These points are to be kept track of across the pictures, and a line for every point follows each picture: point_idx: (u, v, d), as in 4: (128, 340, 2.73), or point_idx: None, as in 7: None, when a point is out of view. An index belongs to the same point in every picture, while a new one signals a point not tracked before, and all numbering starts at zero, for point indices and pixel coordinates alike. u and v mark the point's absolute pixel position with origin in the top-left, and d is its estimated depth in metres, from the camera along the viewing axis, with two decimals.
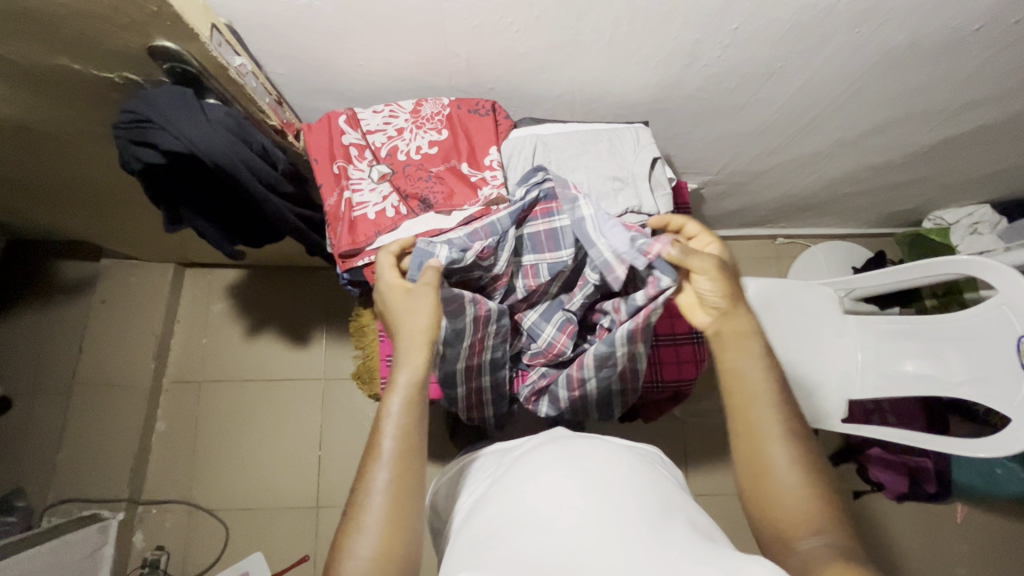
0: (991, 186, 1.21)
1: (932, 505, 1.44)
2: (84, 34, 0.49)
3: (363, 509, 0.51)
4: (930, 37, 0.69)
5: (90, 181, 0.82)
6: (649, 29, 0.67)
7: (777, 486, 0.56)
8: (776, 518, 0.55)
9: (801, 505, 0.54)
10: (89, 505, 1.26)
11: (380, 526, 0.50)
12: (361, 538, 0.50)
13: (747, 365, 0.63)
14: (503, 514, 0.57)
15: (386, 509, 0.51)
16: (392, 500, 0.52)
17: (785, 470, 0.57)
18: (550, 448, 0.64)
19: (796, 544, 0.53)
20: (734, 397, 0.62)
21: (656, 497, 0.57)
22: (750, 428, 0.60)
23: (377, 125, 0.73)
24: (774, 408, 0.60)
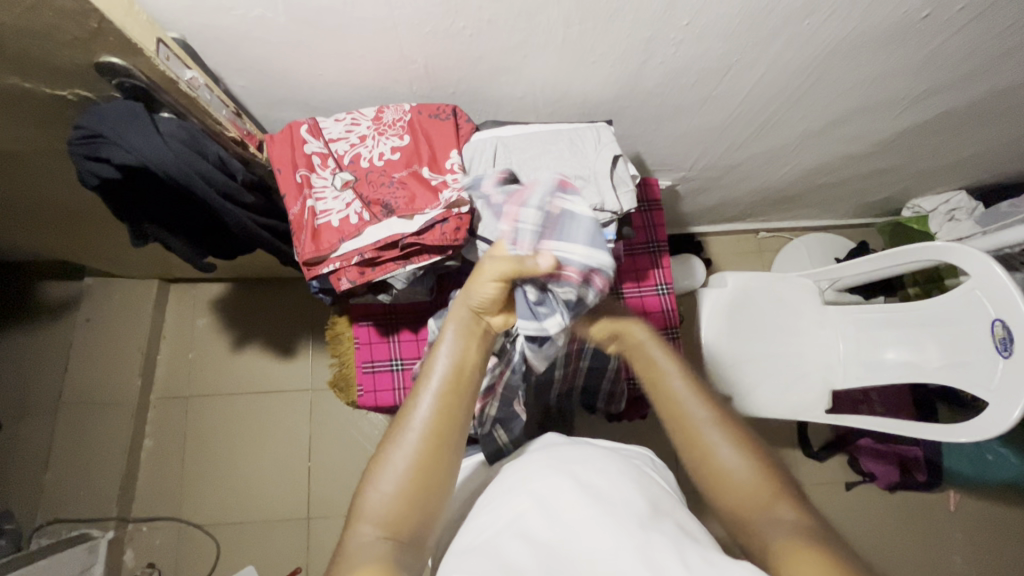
0: (965, 171, 1.22)
1: (924, 494, 1.43)
2: (29, 53, 0.50)
3: (398, 442, 0.54)
4: (878, 26, 0.70)
5: (58, 200, 0.82)
6: (600, 28, 0.67)
7: (728, 470, 0.57)
8: (732, 502, 0.56)
9: (748, 483, 0.56)
10: (79, 525, 1.25)
11: (410, 469, 0.52)
12: (388, 474, 0.52)
13: (668, 371, 0.66)
14: (494, 522, 0.56)
15: (422, 455, 0.53)
16: (426, 444, 0.54)
17: (723, 450, 0.59)
18: (541, 456, 0.65)
19: (754, 521, 0.54)
20: (660, 392, 0.65)
21: (644, 497, 0.59)
22: (678, 424, 0.62)
23: (340, 134, 0.74)
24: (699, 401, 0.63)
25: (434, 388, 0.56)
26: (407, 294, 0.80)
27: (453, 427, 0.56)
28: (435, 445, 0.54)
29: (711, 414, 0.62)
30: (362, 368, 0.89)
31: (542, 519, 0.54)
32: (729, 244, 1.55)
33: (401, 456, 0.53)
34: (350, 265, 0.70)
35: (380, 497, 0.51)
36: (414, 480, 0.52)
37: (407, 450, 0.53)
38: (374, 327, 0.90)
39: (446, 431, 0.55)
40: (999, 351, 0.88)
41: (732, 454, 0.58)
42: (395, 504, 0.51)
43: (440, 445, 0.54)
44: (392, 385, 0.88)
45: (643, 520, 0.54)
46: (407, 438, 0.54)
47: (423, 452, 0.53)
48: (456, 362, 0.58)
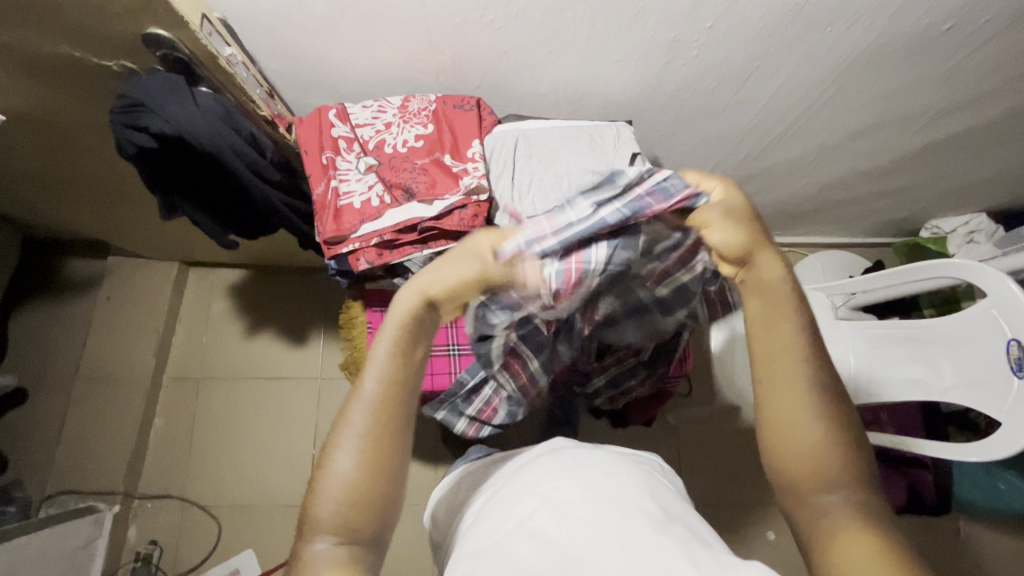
0: (986, 193, 1.21)
1: (933, 521, 1.40)
2: (83, 22, 0.53)
3: (339, 446, 0.51)
4: (900, 38, 0.71)
5: (92, 173, 0.85)
6: (625, 28, 0.69)
7: (803, 437, 0.54)
8: (790, 463, 0.54)
9: (819, 459, 0.53)
10: (85, 498, 1.27)
11: (354, 473, 0.50)
12: (335, 484, 0.50)
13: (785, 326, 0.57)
14: (505, 523, 0.57)
15: (363, 451, 0.50)
16: (367, 444, 0.51)
17: (806, 419, 0.54)
18: (549, 460, 0.66)
19: (813, 498, 0.53)
20: (762, 347, 0.58)
21: (654, 501, 0.59)
22: (769, 374, 0.57)
23: (366, 120, 0.76)
24: (805, 366, 0.56)
25: (376, 378, 0.53)
26: None
27: (396, 422, 0.52)
28: (384, 444, 0.51)
29: (806, 371, 0.56)
30: None
31: (549, 517, 0.55)
32: None
33: (348, 462, 0.50)
34: (369, 246, 0.72)
35: (329, 506, 0.49)
36: (357, 482, 0.50)
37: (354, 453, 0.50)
38: (387, 313, 0.91)
39: (384, 426, 0.52)
40: (1014, 372, 0.87)
41: (812, 415, 0.54)
42: (343, 510, 0.49)
43: (381, 439, 0.51)
44: None
45: (654, 524, 0.54)
46: (347, 439, 0.51)
47: (371, 453, 0.51)
48: (399, 351, 0.54)
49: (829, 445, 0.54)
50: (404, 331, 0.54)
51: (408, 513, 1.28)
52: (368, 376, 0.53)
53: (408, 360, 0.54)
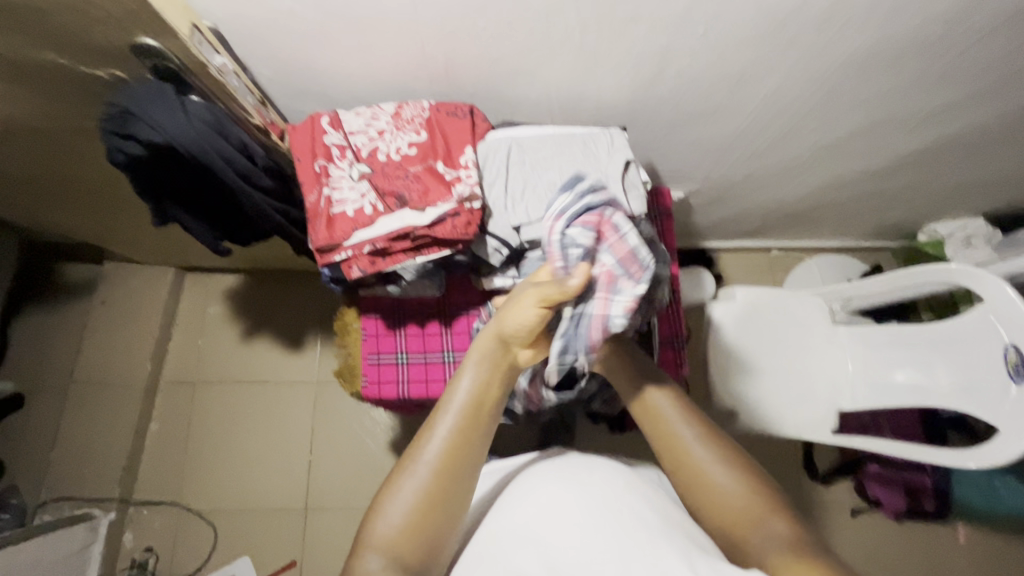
0: (983, 196, 1.21)
1: (932, 525, 1.40)
2: (69, 28, 0.53)
3: (409, 471, 0.52)
4: (894, 41, 0.70)
5: (84, 177, 0.84)
6: (617, 33, 0.69)
7: (715, 485, 0.56)
8: (719, 515, 0.56)
9: (739, 500, 0.55)
10: (82, 504, 1.27)
11: (422, 497, 0.51)
12: (396, 507, 0.51)
13: (656, 396, 0.64)
14: (501, 533, 0.57)
15: (432, 485, 0.52)
16: (438, 477, 0.52)
17: (711, 466, 0.57)
18: (549, 468, 0.65)
19: (747, 540, 0.53)
20: (653, 422, 0.62)
21: (651, 507, 0.59)
22: (657, 432, 0.62)
23: (359, 127, 0.76)
24: (682, 415, 0.62)
25: (454, 421, 0.54)
26: (416, 288, 0.81)
27: (472, 456, 0.54)
28: (454, 473, 0.53)
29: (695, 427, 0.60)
30: (368, 360, 0.90)
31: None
32: (741, 260, 1.54)
33: (416, 489, 0.52)
34: (362, 254, 0.71)
35: (389, 528, 0.50)
36: (420, 511, 0.51)
37: (423, 478, 0.52)
38: (382, 320, 0.91)
39: (458, 464, 0.53)
40: (1011, 377, 0.86)
41: (710, 458, 0.58)
42: (401, 536, 0.50)
43: (450, 477, 0.53)
44: (396, 377, 0.89)
45: (654, 531, 0.54)
46: (418, 468, 0.52)
47: (441, 481, 0.52)
48: (478, 397, 0.55)
49: (742, 484, 0.56)
50: (483, 367, 0.56)
51: None
52: (446, 416, 0.54)
53: (488, 399, 0.56)
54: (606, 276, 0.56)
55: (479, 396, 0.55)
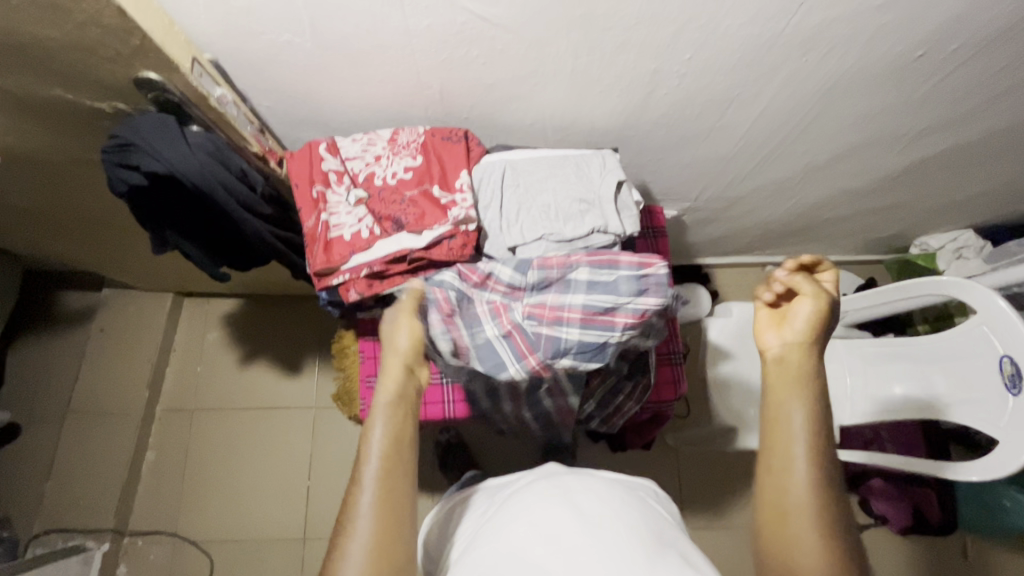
0: (971, 209, 1.23)
1: (938, 541, 1.38)
2: (74, 65, 0.54)
3: (348, 542, 0.52)
4: (875, 64, 0.73)
5: (85, 207, 0.85)
6: (607, 60, 0.71)
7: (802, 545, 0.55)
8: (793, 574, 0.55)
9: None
10: (74, 535, 1.25)
11: (371, 553, 0.51)
12: (349, 570, 0.50)
13: (791, 422, 0.59)
14: (498, 553, 0.56)
15: (374, 546, 0.51)
16: (378, 536, 0.52)
17: (807, 526, 0.56)
18: (542, 483, 0.65)
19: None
20: (774, 444, 0.60)
21: (645, 527, 0.59)
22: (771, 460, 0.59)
23: (356, 153, 0.77)
24: (811, 461, 0.58)
25: (374, 472, 0.54)
26: None
27: (403, 500, 0.54)
28: (393, 518, 0.53)
29: (812, 482, 0.57)
30: (366, 383, 0.89)
31: (545, 550, 0.55)
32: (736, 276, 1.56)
33: (361, 546, 0.51)
34: (359, 277, 0.72)
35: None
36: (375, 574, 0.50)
37: (368, 533, 0.52)
38: (379, 342, 0.91)
39: (390, 515, 0.53)
40: (1008, 389, 0.86)
41: (814, 523, 0.56)
42: None
43: (391, 526, 0.53)
44: None
45: (648, 554, 0.54)
46: (356, 537, 0.52)
47: (383, 530, 0.52)
48: (390, 437, 0.56)
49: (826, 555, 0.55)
50: (389, 407, 0.57)
51: None
52: (367, 468, 0.54)
53: (402, 438, 0.57)
54: (498, 307, 0.73)
55: (393, 440, 0.56)
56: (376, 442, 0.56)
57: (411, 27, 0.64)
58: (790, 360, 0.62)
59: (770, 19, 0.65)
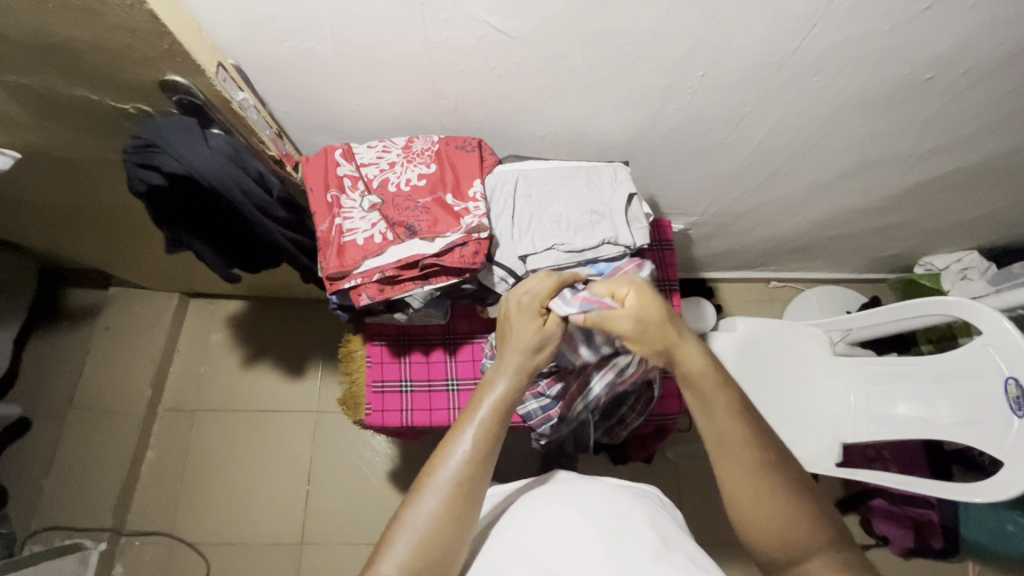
0: (977, 230, 1.23)
1: (942, 562, 1.37)
2: (101, 66, 0.55)
3: (430, 486, 0.54)
4: (884, 84, 0.74)
5: (100, 205, 0.86)
6: (620, 76, 0.72)
7: (774, 508, 0.55)
8: (758, 521, 0.56)
9: (786, 518, 0.55)
10: (72, 534, 1.25)
11: (439, 513, 0.53)
12: (416, 518, 0.53)
13: (713, 396, 0.60)
14: (506, 554, 0.57)
15: (450, 501, 0.54)
16: (454, 495, 0.54)
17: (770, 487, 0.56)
18: (549, 490, 0.65)
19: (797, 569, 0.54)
20: (704, 419, 0.60)
21: (654, 531, 0.58)
22: (710, 432, 0.60)
23: (371, 159, 0.78)
24: (733, 416, 0.59)
25: (474, 436, 0.57)
26: (421, 316, 0.82)
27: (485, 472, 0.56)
28: (471, 488, 0.55)
29: (746, 440, 0.58)
30: (371, 388, 0.90)
31: (550, 549, 0.55)
32: (741, 291, 1.56)
33: (434, 499, 0.54)
34: (371, 282, 0.73)
35: (406, 544, 0.52)
36: (439, 526, 0.53)
37: (441, 493, 0.54)
38: (388, 347, 0.91)
39: (471, 484, 0.55)
40: (1013, 411, 0.86)
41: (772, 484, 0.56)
42: (414, 554, 0.52)
43: (468, 491, 0.55)
44: (400, 406, 0.89)
45: (654, 552, 0.54)
46: (437, 484, 0.54)
47: (457, 495, 0.54)
48: (498, 412, 0.58)
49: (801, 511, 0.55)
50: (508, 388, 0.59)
51: None
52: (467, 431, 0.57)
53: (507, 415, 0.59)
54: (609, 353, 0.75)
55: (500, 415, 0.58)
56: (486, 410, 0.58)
57: (430, 38, 0.66)
58: (697, 371, 0.61)
59: (783, 37, 0.67)
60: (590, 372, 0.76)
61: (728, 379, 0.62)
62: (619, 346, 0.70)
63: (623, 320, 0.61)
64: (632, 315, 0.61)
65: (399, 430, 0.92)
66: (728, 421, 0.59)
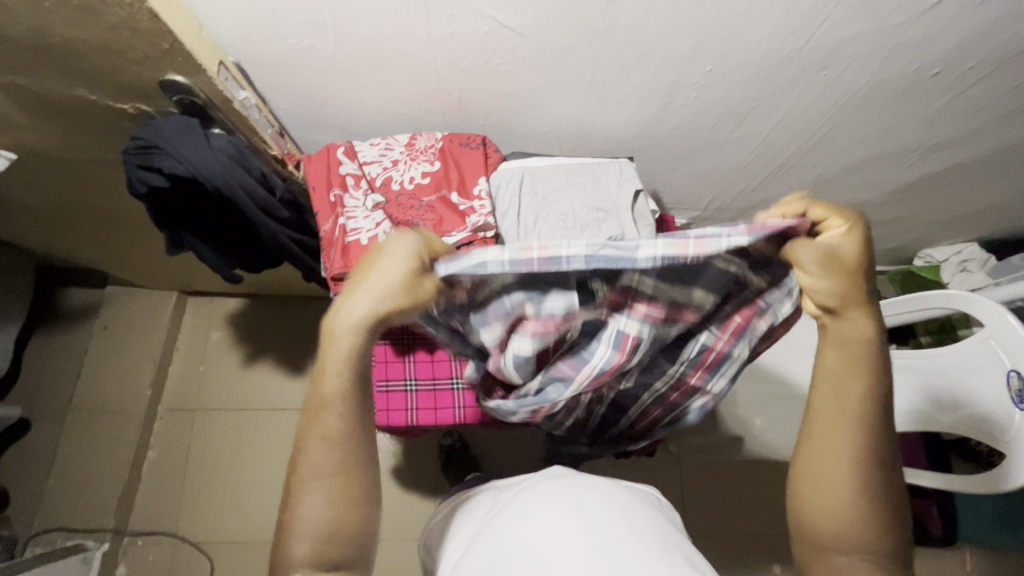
0: (978, 223, 1.24)
1: (942, 552, 1.39)
2: (100, 67, 0.54)
3: (309, 468, 0.52)
4: (893, 78, 0.73)
5: (97, 206, 0.85)
6: (626, 71, 0.71)
7: (837, 503, 0.56)
8: (818, 505, 0.57)
9: (845, 514, 0.56)
10: (75, 535, 1.24)
11: (331, 492, 0.52)
12: (308, 504, 0.52)
13: (852, 384, 0.56)
14: (502, 549, 0.56)
15: (335, 482, 0.53)
16: (338, 471, 0.53)
17: (846, 486, 0.56)
18: (546, 483, 0.65)
19: (829, 555, 0.57)
20: (822, 398, 0.58)
21: (651, 531, 0.59)
22: (819, 409, 0.58)
23: (374, 157, 0.77)
24: (862, 412, 0.56)
25: (332, 409, 0.52)
26: None
27: (359, 438, 0.54)
28: (350, 458, 0.53)
29: (857, 435, 0.56)
30: (376, 387, 0.88)
31: (547, 546, 0.55)
32: None
33: (323, 480, 0.52)
34: None
35: (308, 528, 0.52)
36: (336, 501, 0.52)
37: (325, 472, 0.53)
38: (391, 346, 0.89)
39: (348, 452, 0.53)
40: (1016, 404, 0.86)
41: (852, 483, 0.56)
42: (319, 536, 0.52)
43: (347, 460, 0.53)
44: (405, 405, 0.88)
45: (651, 552, 0.55)
46: (314, 478, 0.52)
47: (342, 467, 0.53)
48: (347, 380, 0.52)
49: (863, 514, 0.56)
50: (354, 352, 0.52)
51: (410, 546, 1.28)
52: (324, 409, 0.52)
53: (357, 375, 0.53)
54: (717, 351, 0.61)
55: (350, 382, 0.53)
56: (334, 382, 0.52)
57: (435, 34, 0.64)
58: (849, 340, 0.56)
59: (793, 32, 0.66)
60: (698, 377, 0.65)
61: (879, 364, 0.56)
62: (755, 330, 0.59)
63: (842, 253, 0.53)
64: (849, 248, 0.53)
65: (404, 430, 0.92)
66: (850, 416, 0.56)
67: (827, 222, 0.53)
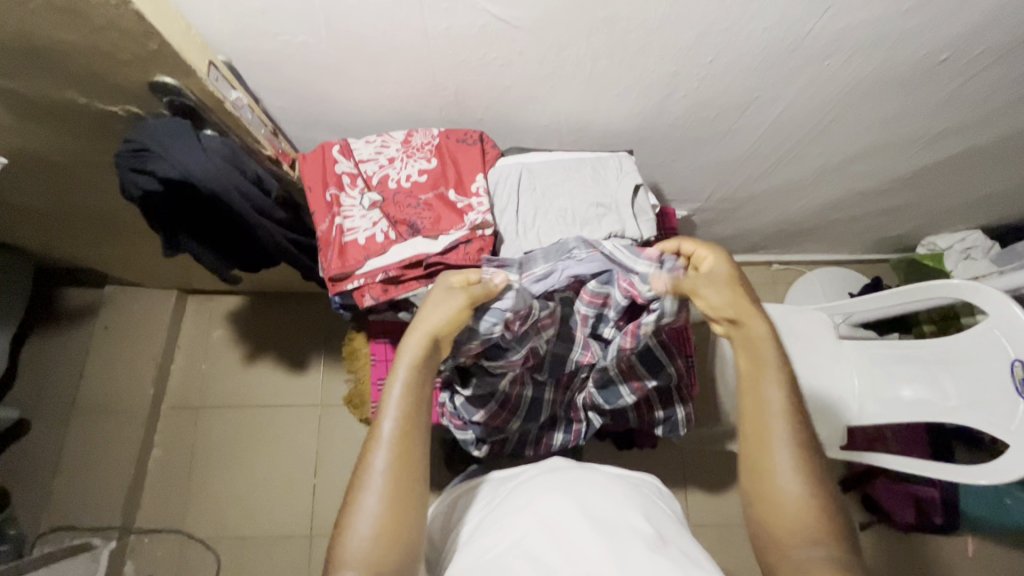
0: (983, 209, 1.22)
1: (943, 538, 1.39)
2: (91, 69, 0.53)
3: (369, 477, 0.56)
4: (898, 66, 0.72)
5: (93, 208, 0.84)
6: (626, 63, 0.70)
7: (781, 493, 0.59)
8: (766, 499, 0.60)
9: (791, 506, 0.58)
10: (82, 534, 1.25)
11: (385, 491, 0.55)
12: (363, 510, 0.55)
13: (766, 382, 0.64)
14: (500, 542, 0.56)
15: (394, 479, 0.56)
16: (396, 472, 0.57)
17: (787, 478, 0.59)
18: (546, 476, 0.65)
19: (789, 552, 0.57)
20: (746, 398, 0.65)
21: (652, 524, 0.58)
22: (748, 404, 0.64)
23: (369, 155, 0.76)
24: (786, 409, 0.62)
25: (394, 416, 0.59)
26: None
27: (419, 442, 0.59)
28: (412, 463, 0.58)
29: (785, 430, 0.61)
30: (375, 385, 0.88)
31: (546, 541, 0.54)
32: None
33: (378, 479, 0.56)
34: (374, 282, 0.71)
35: (362, 532, 0.54)
36: (391, 502, 0.55)
37: (387, 474, 0.56)
38: (391, 344, 0.88)
39: (409, 455, 0.58)
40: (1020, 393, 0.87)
41: (789, 475, 0.60)
42: (373, 544, 0.53)
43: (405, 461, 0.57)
44: None
45: (651, 545, 0.54)
46: (374, 477, 0.56)
47: (399, 471, 0.57)
48: (410, 390, 0.60)
49: (809, 505, 0.58)
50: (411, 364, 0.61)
51: None
52: (386, 416, 0.59)
53: (419, 387, 0.61)
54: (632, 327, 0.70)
55: (410, 394, 0.60)
56: (394, 398, 0.60)
57: (430, 29, 0.63)
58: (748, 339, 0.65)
59: (796, 21, 0.64)
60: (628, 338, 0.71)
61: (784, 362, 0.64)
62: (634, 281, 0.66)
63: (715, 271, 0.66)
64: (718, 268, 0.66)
65: None
66: (775, 413, 0.62)
67: (696, 252, 0.67)
